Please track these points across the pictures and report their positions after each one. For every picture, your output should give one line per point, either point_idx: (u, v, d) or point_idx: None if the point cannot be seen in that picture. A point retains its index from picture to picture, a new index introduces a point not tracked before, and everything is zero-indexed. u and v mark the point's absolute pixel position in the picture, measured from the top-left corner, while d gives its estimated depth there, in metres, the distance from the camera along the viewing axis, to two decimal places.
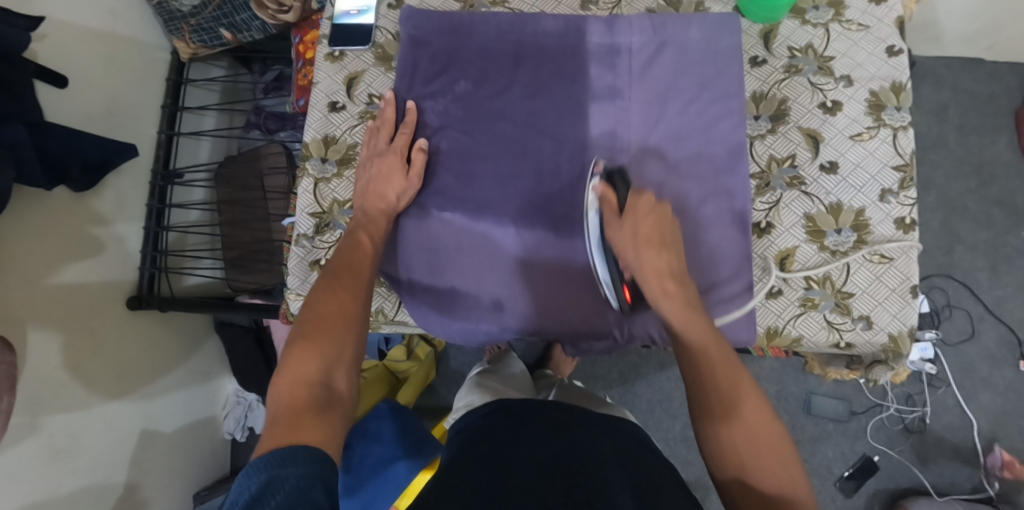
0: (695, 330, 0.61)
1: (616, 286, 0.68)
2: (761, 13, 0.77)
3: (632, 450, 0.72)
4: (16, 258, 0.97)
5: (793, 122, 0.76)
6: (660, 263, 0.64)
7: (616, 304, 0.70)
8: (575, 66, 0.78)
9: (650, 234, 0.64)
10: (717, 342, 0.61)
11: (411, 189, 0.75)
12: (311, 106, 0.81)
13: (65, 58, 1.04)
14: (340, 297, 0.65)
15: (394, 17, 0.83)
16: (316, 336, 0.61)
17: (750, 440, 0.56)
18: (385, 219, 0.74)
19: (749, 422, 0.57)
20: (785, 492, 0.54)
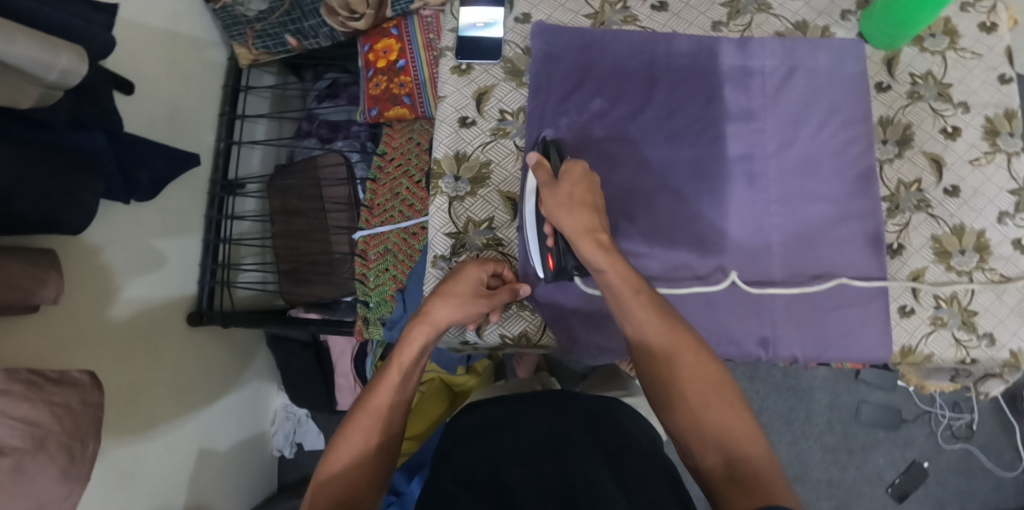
0: (671, 346, 0.61)
1: (542, 255, 0.70)
2: (884, 39, 0.79)
3: (626, 445, 0.67)
4: (84, 273, 0.91)
5: (918, 147, 0.79)
6: (587, 222, 0.64)
7: (542, 274, 0.72)
8: (710, 86, 0.79)
9: (583, 196, 0.65)
10: (689, 355, 0.61)
11: (469, 308, 0.69)
12: (439, 121, 0.80)
13: (132, 63, 0.97)
14: (351, 436, 0.64)
15: (522, 32, 0.82)
16: (325, 480, 0.62)
17: (712, 436, 0.58)
18: (424, 340, 0.68)
19: (709, 416, 0.59)
20: (762, 458, 0.56)
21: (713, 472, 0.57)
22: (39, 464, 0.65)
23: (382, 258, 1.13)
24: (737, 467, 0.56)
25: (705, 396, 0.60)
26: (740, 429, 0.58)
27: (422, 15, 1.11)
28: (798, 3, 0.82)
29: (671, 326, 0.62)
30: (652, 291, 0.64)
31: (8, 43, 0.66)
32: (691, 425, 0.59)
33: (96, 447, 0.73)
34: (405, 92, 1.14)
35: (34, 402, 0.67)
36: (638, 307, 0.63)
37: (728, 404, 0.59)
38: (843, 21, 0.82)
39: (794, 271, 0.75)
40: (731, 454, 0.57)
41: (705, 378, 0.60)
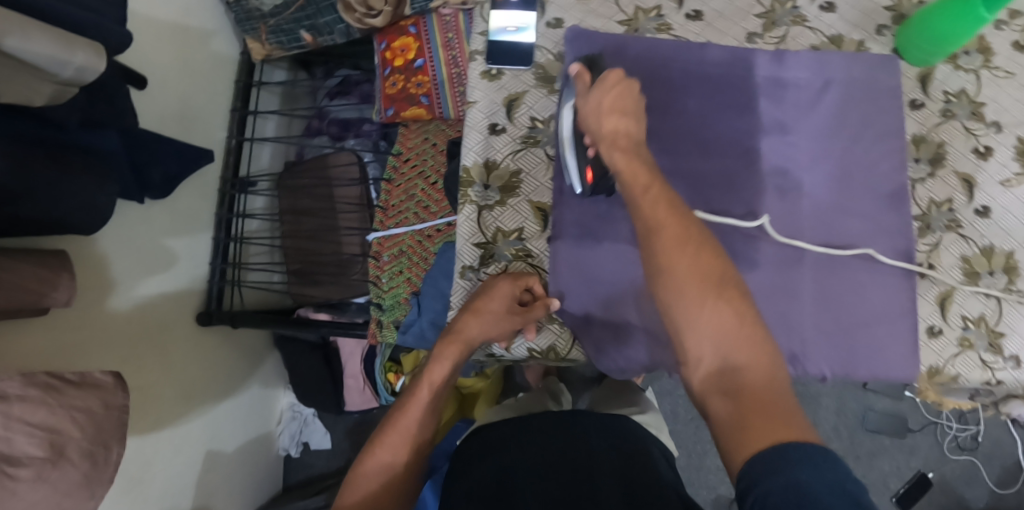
0: (686, 254, 0.57)
1: (579, 168, 0.70)
2: (919, 55, 0.79)
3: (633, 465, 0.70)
4: (93, 275, 0.88)
5: (950, 166, 0.79)
6: (618, 127, 0.64)
7: (577, 188, 0.72)
8: (744, 99, 0.78)
9: (616, 103, 0.64)
10: (705, 257, 0.57)
11: (497, 330, 0.72)
12: (469, 127, 0.79)
13: (144, 57, 0.93)
14: (380, 448, 0.70)
15: (554, 37, 0.81)
16: (355, 482, 0.69)
17: (710, 339, 0.55)
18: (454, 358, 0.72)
19: (705, 316, 0.55)
20: (763, 380, 0.53)
21: (709, 386, 0.55)
22: (61, 473, 0.63)
23: (395, 261, 1.11)
24: (735, 376, 0.54)
25: (714, 299, 0.56)
26: (744, 341, 0.55)
27: (441, 14, 1.07)
28: (833, 16, 0.81)
29: (680, 224, 0.58)
30: (664, 186, 0.61)
31: (24, 39, 0.62)
32: (688, 326, 0.56)
33: (119, 450, 0.70)
34: (423, 92, 1.11)
35: (54, 409, 0.64)
36: (648, 203, 0.59)
37: (735, 311, 0.56)
38: (878, 35, 0.81)
39: (824, 290, 0.75)
40: (729, 359, 0.54)
41: (712, 276, 0.56)
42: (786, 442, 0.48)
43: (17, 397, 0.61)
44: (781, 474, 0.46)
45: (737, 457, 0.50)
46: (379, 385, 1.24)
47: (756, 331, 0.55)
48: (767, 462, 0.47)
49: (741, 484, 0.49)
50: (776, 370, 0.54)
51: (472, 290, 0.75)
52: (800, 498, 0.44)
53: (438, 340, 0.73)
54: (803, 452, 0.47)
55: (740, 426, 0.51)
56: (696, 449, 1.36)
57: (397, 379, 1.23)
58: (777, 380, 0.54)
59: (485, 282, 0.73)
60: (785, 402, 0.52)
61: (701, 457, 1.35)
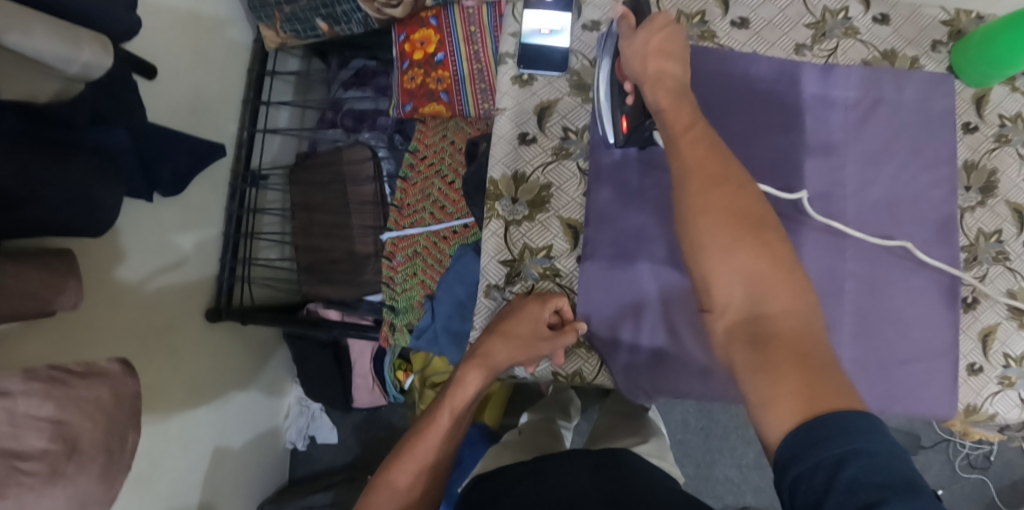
0: (719, 192, 0.54)
1: (615, 115, 0.68)
2: (976, 76, 0.74)
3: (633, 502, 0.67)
4: (100, 272, 0.85)
5: (1002, 195, 0.75)
6: (663, 67, 0.60)
7: (611, 138, 0.70)
8: (788, 117, 0.74)
9: (663, 45, 0.61)
10: (739, 195, 0.54)
11: (521, 353, 0.69)
12: (497, 135, 0.75)
13: (154, 45, 0.88)
14: (397, 475, 0.70)
15: (591, 41, 0.76)
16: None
17: (741, 283, 0.52)
18: (476, 384, 0.71)
19: (738, 259, 0.52)
20: (795, 327, 0.50)
21: (735, 331, 0.52)
22: (77, 465, 0.61)
23: (410, 262, 1.08)
24: (768, 325, 0.51)
25: (748, 239, 0.53)
26: (777, 287, 0.52)
27: (464, 6, 1.02)
28: (888, 29, 0.77)
29: (720, 166, 0.55)
30: (706, 128, 0.58)
31: (25, 34, 0.58)
32: (718, 269, 0.53)
33: (135, 436, 0.69)
34: (442, 88, 1.05)
35: (60, 402, 0.61)
36: (686, 143, 0.57)
37: (770, 254, 0.52)
38: (933, 52, 0.77)
39: (865, 323, 0.72)
40: (762, 309, 0.51)
41: (751, 220, 0.54)
42: (825, 410, 0.46)
43: (21, 391, 0.58)
44: (829, 450, 0.44)
45: (771, 415, 0.47)
46: (388, 383, 1.24)
47: (793, 277, 0.52)
48: (812, 442, 0.45)
49: (780, 451, 0.46)
50: (812, 324, 0.51)
51: (499, 311, 0.72)
52: (842, 477, 0.42)
53: (460, 363, 0.72)
54: (849, 423, 0.45)
55: (771, 378, 0.48)
56: (706, 458, 1.34)
57: (407, 377, 1.22)
58: (811, 333, 0.50)
59: (513, 304, 0.71)
60: (820, 356, 0.49)
61: (710, 466, 1.34)
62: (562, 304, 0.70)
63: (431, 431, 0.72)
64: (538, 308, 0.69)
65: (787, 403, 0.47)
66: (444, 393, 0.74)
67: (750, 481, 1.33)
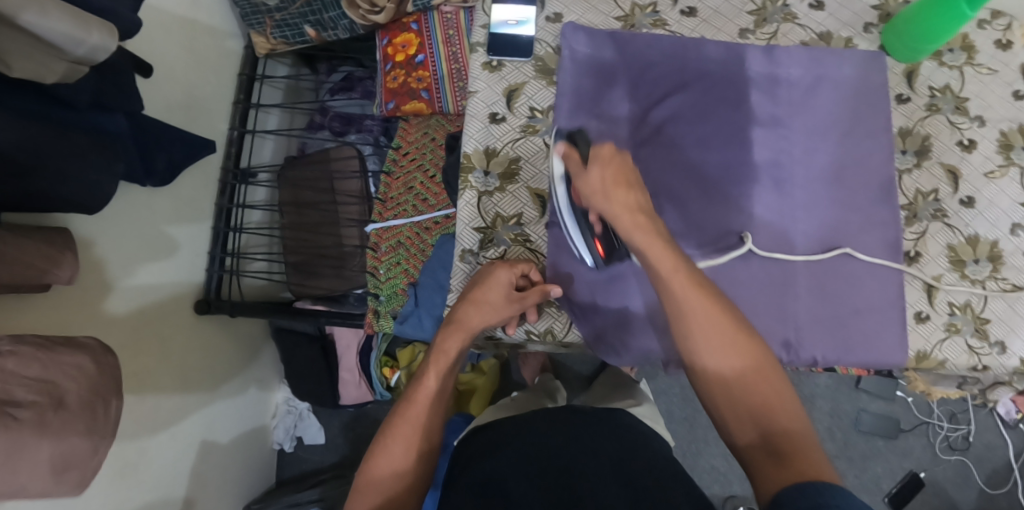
0: (716, 328, 0.59)
1: (588, 242, 0.71)
2: (906, 52, 0.81)
3: (637, 462, 0.75)
4: (95, 257, 0.89)
5: (936, 157, 0.81)
6: (630, 203, 0.62)
7: (590, 260, 0.73)
8: (737, 93, 0.80)
9: (618, 178, 0.62)
10: (733, 329, 0.59)
11: (498, 315, 0.73)
12: (469, 116, 0.80)
13: (150, 46, 0.95)
14: (392, 448, 0.72)
15: (553, 30, 0.83)
16: (367, 489, 0.70)
17: (744, 406, 0.58)
18: (458, 346, 0.74)
19: (739, 389, 0.58)
20: (802, 435, 0.56)
21: (749, 446, 0.57)
22: (65, 420, 0.63)
23: (393, 253, 1.13)
24: (773, 439, 0.55)
25: (747, 370, 0.58)
26: (776, 405, 0.57)
27: (442, 12, 1.10)
28: (823, 14, 0.84)
29: (707, 301, 0.60)
30: (690, 265, 0.61)
31: (41, 15, 0.63)
32: (728, 396, 0.58)
33: (118, 403, 0.71)
34: (423, 86, 1.13)
35: (46, 364, 0.64)
36: (678, 286, 0.60)
37: (767, 380, 0.58)
38: (866, 32, 0.84)
39: (817, 276, 0.77)
40: (767, 429, 0.56)
41: (747, 350, 0.59)
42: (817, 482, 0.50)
43: (9, 352, 0.61)
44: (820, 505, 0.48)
45: (770, 481, 0.53)
46: (374, 380, 1.26)
47: (786, 392, 0.58)
48: (799, 497, 0.49)
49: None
50: (813, 433, 0.56)
51: (472, 273, 0.76)
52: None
53: (440, 328, 0.75)
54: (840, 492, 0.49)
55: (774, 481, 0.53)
56: (691, 448, 1.36)
57: (393, 374, 1.25)
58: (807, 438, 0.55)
59: (483, 270, 0.74)
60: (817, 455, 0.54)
61: (696, 456, 1.36)
62: (533, 273, 0.75)
63: (420, 396, 0.74)
64: (508, 272, 0.73)
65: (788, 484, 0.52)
66: (427, 358, 0.76)
67: (735, 470, 1.35)
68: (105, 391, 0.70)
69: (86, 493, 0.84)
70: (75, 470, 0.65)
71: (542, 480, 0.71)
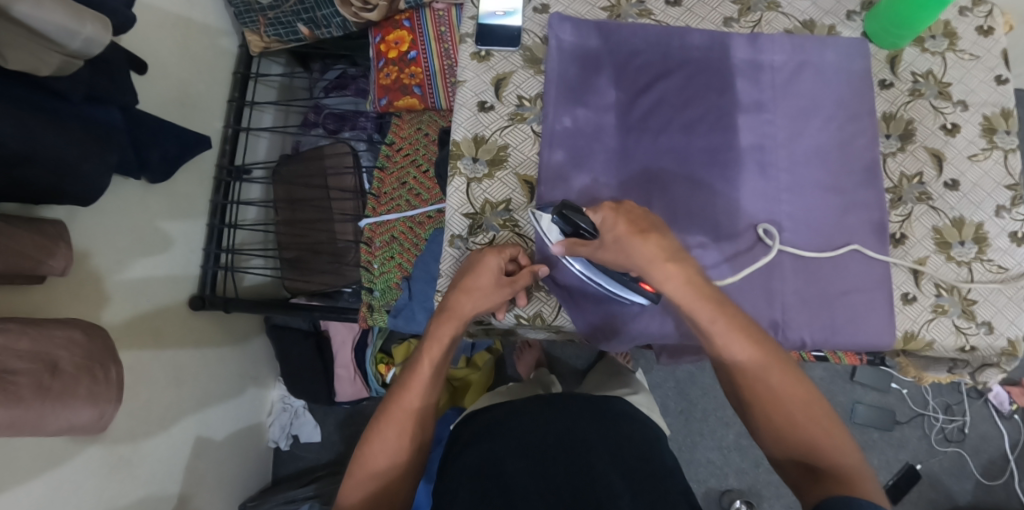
0: (763, 366, 0.64)
1: (631, 287, 0.70)
2: (889, 38, 0.83)
3: (634, 452, 0.76)
4: (88, 250, 0.90)
5: (920, 141, 0.82)
6: (659, 254, 0.64)
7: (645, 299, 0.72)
8: (721, 80, 0.81)
9: (640, 233, 0.64)
10: (780, 367, 0.64)
11: (489, 303, 0.74)
12: (458, 104, 0.81)
13: (145, 43, 0.96)
14: (386, 435, 0.72)
15: (541, 21, 0.84)
16: (362, 474, 0.72)
17: (784, 434, 0.63)
18: (450, 334, 0.75)
19: (781, 420, 0.64)
20: (849, 463, 0.60)
21: (795, 472, 0.62)
22: (63, 382, 0.65)
23: (387, 247, 1.13)
24: (819, 465, 0.61)
25: (793, 406, 0.63)
26: (824, 435, 0.62)
27: (434, 9, 1.12)
28: (806, 2, 0.86)
29: (745, 341, 0.64)
30: (735, 311, 0.65)
31: (35, 6, 0.64)
32: (776, 429, 0.64)
33: (117, 369, 0.74)
34: (416, 82, 1.13)
35: (35, 337, 0.66)
36: (720, 333, 0.64)
37: (815, 415, 0.63)
38: (849, 20, 0.85)
39: (803, 259, 0.77)
40: (813, 459, 0.61)
41: (792, 388, 0.63)
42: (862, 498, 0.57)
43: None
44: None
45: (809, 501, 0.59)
46: (369, 376, 1.26)
47: (833, 424, 0.63)
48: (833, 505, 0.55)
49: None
50: (855, 460, 0.61)
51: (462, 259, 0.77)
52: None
53: (433, 315, 0.75)
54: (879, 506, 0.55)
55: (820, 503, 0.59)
56: (686, 442, 1.36)
57: (388, 370, 1.26)
58: (844, 452, 0.61)
59: (471, 257, 0.75)
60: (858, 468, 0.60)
61: (692, 450, 1.36)
62: (521, 257, 0.76)
63: (413, 382, 0.74)
64: (498, 259, 0.74)
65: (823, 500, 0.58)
66: (420, 344, 0.76)
67: (731, 463, 1.35)
68: (101, 358, 0.72)
69: (83, 461, 0.88)
70: (76, 429, 0.69)
71: (540, 471, 0.72)
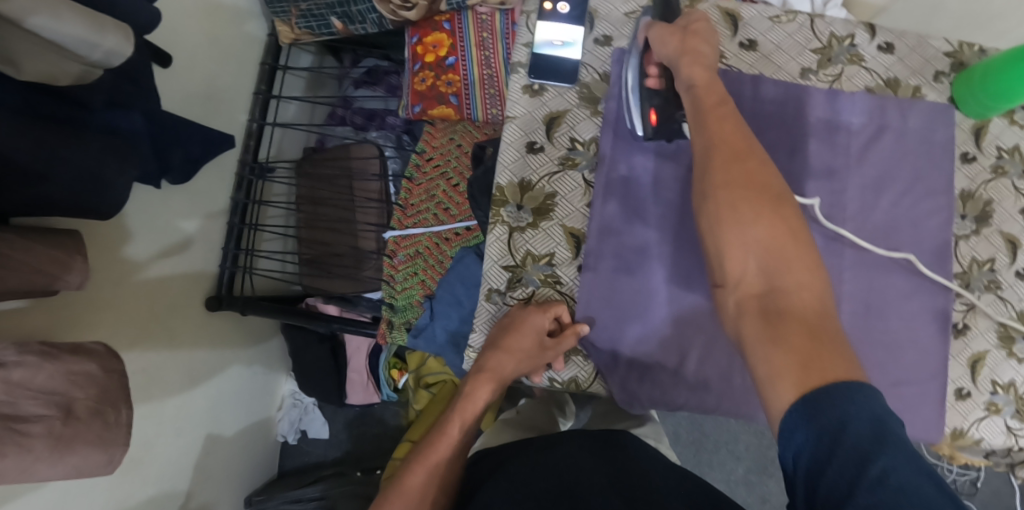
0: (749, 168, 0.57)
1: (643, 111, 0.70)
2: (977, 108, 0.76)
3: (636, 465, 0.69)
4: (104, 256, 0.85)
5: (996, 225, 0.76)
6: (697, 47, 0.64)
7: (640, 131, 0.71)
8: (793, 141, 0.75)
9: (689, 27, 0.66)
10: (767, 176, 0.57)
11: (524, 359, 0.70)
12: (506, 143, 0.76)
13: (171, 35, 0.89)
14: (405, 493, 0.69)
15: (601, 55, 0.77)
16: None
17: (755, 256, 0.55)
18: (486, 394, 0.74)
19: (756, 230, 0.55)
20: (814, 307, 0.52)
21: (748, 300, 0.55)
22: (74, 430, 0.62)
23: (411, 262, 1.08)
24: (777, 304, 0.53)
25: (767, 219, 0.55)
26: (794, 264, 0.54)
27: (477, 12, 1.04)
28: (892, 58, 0.78)
29: (742, 145, 0.59)
30: (733, 110, 0.61)
31: (52, 18, 0.59)
32: (734, 242, 0.56)
33: (129, 411, 0.69)
34: (453, 91, 1.07)
35: (52, 373, 0.64)
36: (713, 120, 0.60)
37: (794, 238, 0.55)
38: (936, 82, 0.78)
39: (858, 345, 0.72)
40: (769, 285, 0.54)
41: (769, 194, 0.56)
42: (828, 373, 0.48)
43: (13, 363, 0.61)
44: (829, 413, 0.46)
45: (773, 360, 0.50)
46: (382, 381, 1.27)
47: (807, 254, 0.55)
48: (823, 416, 0.46)
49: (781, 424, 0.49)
50: (825, 311, 0.53)
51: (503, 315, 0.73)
52: (841, 438, 0.44)
53: (470, 375, 0.75)
54: (852, 390, 0.46)
55: (780, 349, 0.50)
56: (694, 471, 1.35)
57: (401, 376, 1.26)
58: (822, 306, 0.53)
59: (512, 312, 0.72)
60: (829, 329, 0.51)
61: None
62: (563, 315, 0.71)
63: (441, 441, 0.73)
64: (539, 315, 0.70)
65: (803, 373, 0.48)
66: (454, 407, 0.76)
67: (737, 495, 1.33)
68: (112, 398, 0.68)
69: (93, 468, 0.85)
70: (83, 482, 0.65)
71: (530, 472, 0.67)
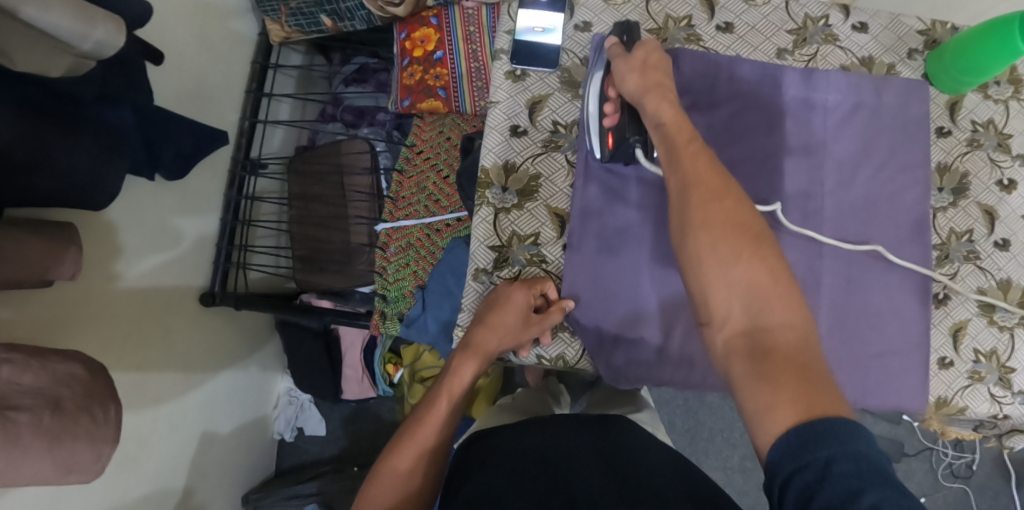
0: (726, 205, 0.56)
1: (601, 133, 0.71)
2: (950, 84, 0.77)
3: (629, 457, 0.68)
4: (98, 251, 0.86)
5: (973, 197, 0.78)
6: (659, 80, 0.64)
7: (599, 153, 0.73)
8: (771, 119, 0.76)
9: (651, 60, 0.66)
10: (746, 213, 0.56)
11: (511, 337, 0.71)
12: (489, 127, 0.77)
13: (162, 35, 0.91)
14: (396, 470, 0.70)
15: (582, 40, 0.79)
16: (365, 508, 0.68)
17: (739, 297, 0.53)
18: (471, 372, 0.74)
19: (738, 271, 0.53)
20: (796, 343, 0.51)
21: (733, 339, 0.53)
22: (64, 423, 0.63)
23: (403, 253, 1.09)
24: (764, 342, 0.51)
25: (748, 257, 0.54)
26: (778, 303, 0.52)
27: (464, 7, 1.07)
28: (866, 37, 0.80)
29: (720, 178, 0.57)
30: (706, 144, 0.60)
31: (43, 9, 0.60)
32: (718, 282, 0.54)
33: (117, 408, 0.71)
34: (440, 84, 1.09)
35: (38, 372, 0.65)
36: (688, 156, 0.59)
37: (773, 274, 0.53)
38: (909, 59, 0.80)
39: (841, 317, 0.74)
40: (754, 327, 0.52)
41: (750, 232, 0.55)
42: (818, 416, 0.46)
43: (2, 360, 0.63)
44: (817, 452, 0.44)
45: (766, 413, 0.48)
46: (378, 376, 1.26)
47: (789, 290, 0.53)
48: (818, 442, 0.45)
49: (770, 464, 0.47)
50: (810, 345, 0.52)
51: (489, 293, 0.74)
52: (829, 475, 0.43)
53: (456, 351, 0.75)
54: (844, 427, 0.45)
55: (771, 387, 0.49)
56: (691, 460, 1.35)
57: (397, 370, 1.25)
58: (807, 344, 0.51)
59: (498, 290, 0.73)
60: (815, 368, 0.50)
61: None
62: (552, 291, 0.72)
63: (429, 417, 0.73)
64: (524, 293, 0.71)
65: (797, 418, 0.47)
66: (439, 383, 0.76)
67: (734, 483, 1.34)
68: (101, 396, 0.70)
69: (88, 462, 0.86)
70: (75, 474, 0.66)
71: (521, 465, 0.66)
